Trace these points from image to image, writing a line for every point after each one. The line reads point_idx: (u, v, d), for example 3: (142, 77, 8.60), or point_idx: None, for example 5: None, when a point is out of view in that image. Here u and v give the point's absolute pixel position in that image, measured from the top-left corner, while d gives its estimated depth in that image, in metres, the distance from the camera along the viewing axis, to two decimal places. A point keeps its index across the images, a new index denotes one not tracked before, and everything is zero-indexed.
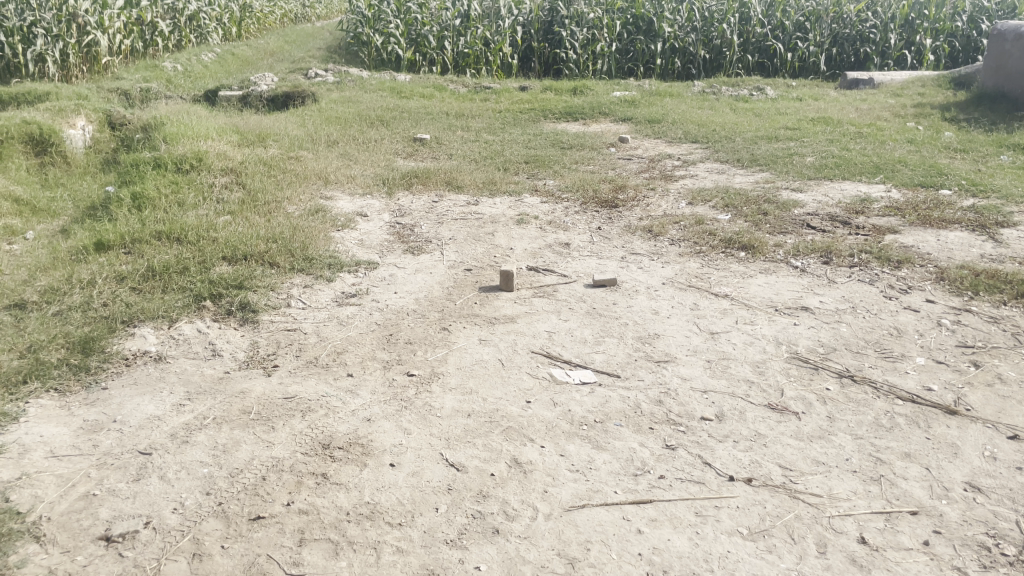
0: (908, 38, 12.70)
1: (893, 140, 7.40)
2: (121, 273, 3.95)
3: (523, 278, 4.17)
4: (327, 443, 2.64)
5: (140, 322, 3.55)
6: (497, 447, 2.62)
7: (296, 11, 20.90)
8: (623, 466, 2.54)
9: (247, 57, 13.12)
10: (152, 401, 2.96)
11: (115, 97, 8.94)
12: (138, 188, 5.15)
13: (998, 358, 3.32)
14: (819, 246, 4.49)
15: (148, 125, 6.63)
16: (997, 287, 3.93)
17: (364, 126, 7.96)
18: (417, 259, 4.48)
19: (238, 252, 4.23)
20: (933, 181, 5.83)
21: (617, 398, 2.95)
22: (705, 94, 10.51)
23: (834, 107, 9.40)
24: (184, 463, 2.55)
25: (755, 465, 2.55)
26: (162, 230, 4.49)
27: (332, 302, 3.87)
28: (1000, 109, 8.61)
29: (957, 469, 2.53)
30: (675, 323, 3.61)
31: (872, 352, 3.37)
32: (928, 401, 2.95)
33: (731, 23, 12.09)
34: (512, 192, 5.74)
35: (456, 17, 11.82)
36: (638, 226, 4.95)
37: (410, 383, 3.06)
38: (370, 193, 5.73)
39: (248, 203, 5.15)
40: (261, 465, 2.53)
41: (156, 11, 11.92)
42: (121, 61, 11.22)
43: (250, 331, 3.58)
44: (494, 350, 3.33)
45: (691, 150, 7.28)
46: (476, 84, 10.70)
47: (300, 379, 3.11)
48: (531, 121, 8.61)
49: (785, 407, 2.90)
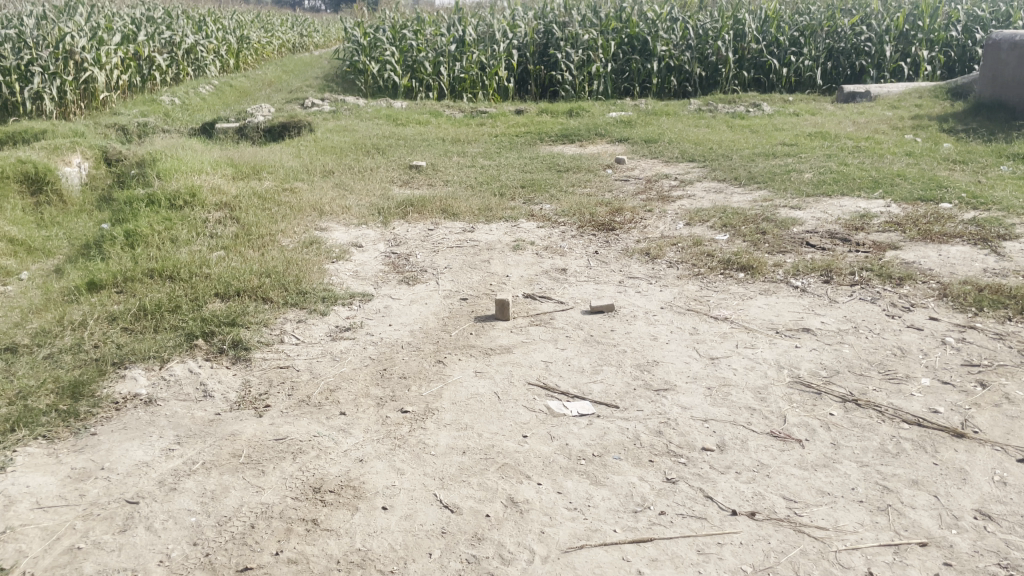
0: (904, 50, 12.71)
1: (892, 153, 7.36)
2: (114, 313, 3.90)
3: (519, 305, 4.11)
4: (318, 487, 2.57)
5: (131, 363, 3.50)
6: (492, 485, 2.55)
7: (294, 41, 21.15)
8: (622, 502, 2.46)
9: (245, 89, 13.17)
10: (141, 446, 2.90)
11: (113, 133, 8.95)
12: (131, 225, 5.11)
13: (1006, 376, 3.24)
14: (818, 264, 4.43)
15: (144, 161, 6.62)
16: (1002, 302, 3.86)
17: (359, 155, 7.93)
18: (413, 289, 4.43)
19: (231, 288, 4.18)
20: (933, 194, 5.77)
21: (616, 430, 2.88)
22: (701, 111, 10.51)
23: (831, 122, 9.37)
24: (172, 512, 2.49)
25: (758, 498, 2.48)
26: (154, 268, 4.44)
27: (325, 337, 3.82)
28: (998, 118, 8.57)
29: (967, 496, 2.45)
30: (674, 349, 3.54)
31: (876, 374, 3.30)
32: (934, 424, 2.88)
33: (726, 40, 12.09)
34: (509, 217, 5.70)
35: (452, 43, 11.83)
36: (635, 249, 4.90)
37: (404, 421, 2.99)
38: (366, 223, 5.69)
39: (242, 237, 5.11)
40: (250, 512, 2.46)
41: (152, 46, 11.99)
42: (119, 95, 11.25)
43: (242, 369, 3.52)
44: (489, 383, 3.26)
45: (688, 169, 7.25)
46: (473, 109, 10.72)
47: (292, 419, 3.05)
48: (528, 144, 8.60)
49: (787, 434, 2.83)
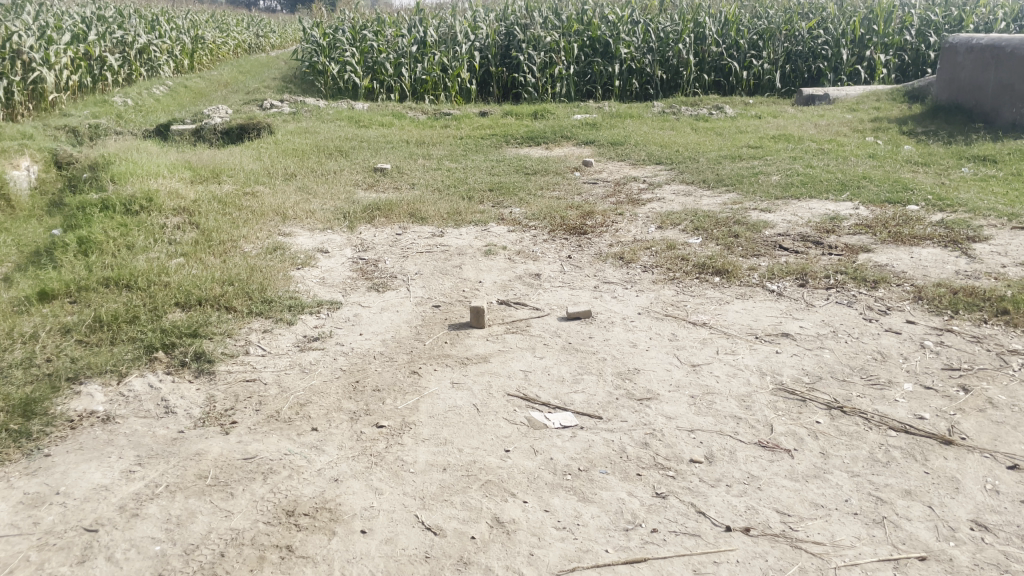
0: (859, 54, 12.86)
1: (855, 156, 7.42)
2: (67, 325, 3.70)
3: (494, 312, 4.00)
4: (291, 510, 2.43)
5: (86, 379, 3.32)
6: (476, 505, 2.44)
7: (250, 41, 20.75)
8: (612, 520, 2.37)
9: (201, 90, 12.84)
10: (99, 468, 2.73)
11: (63, 135, 8.64)
12: (84, 231, 4.89)
13: (987, 380, 3.22)
14: (793, 268, 4.40)
15: (96, 164, 6.36)
16: (977, 305, 3.86)
17: (321, 158, 7.75)
18: (383, 296, 4.29)
19: (192, 298, 4.01)
20: (900, 196, 5.79)
21: (601, 443, 2.79)
22: (665, 114, 10.50)
23: (794, 124, 9.44)
24: (134, 541, 2.33)
25: (752, 512, 2.41)
26: (110, 277, 4.24)
27: (293, 347, 3.67)
28: (956, 121, 8.68)
29: (961, 506, 2.41)
30: (654, 357, 3.46)
31: (859, 379, 3.26)
32: (921, 431, 2.84)
33: (687, 43, 12.15)
34: (478, 221, 5.58)
35: (413, 44, 11.69)
36: (608, 253, 4.82)
37: (380, 436, 2.86)
38: (331, 228, 5.53)
39: (202, 243, 4.91)
40: (219, 539, 2.32)
41: (103, 45, 11.64)
42: (69, 96, 10.88)
43: (206, 383, 3.35)
44: (467, 395, 3.14)
45: (656, 172, 7.21)
46: (435, 111, 10.58)
47: (261, 436, 2.90)
48: (493, 146, 8.50)
49: (776, 444, 2.77)
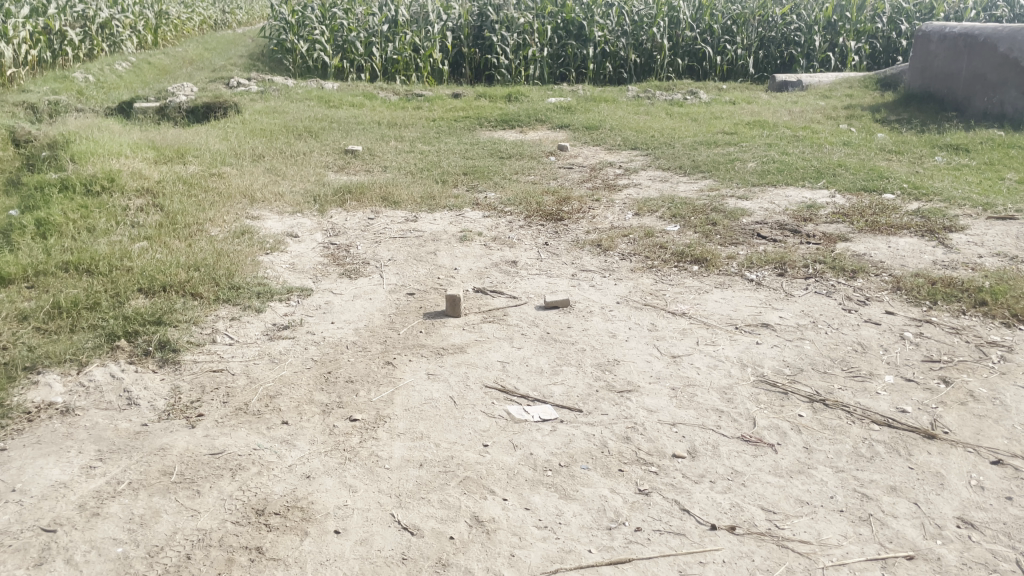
0: (832, 40, 12.84)
1: (830, 143, 7.41)
2: (25, 311, 3.56)
3: (470, 301, 3.91)
4: (261, 509, 2.33)
5: (44, 368, 3.18)
6: (454, 502, 2.36)
7: (217, 17, 20.26)
8: (595, 518, 2.31)
9: (166, 67, 12.52)
10: (57, 464, 2.60)
11: (22, 112, 8.37)
12: (43, 213, 4.71)
13: (967, 373, 3.20)
14: (772, 257, 4.36)
15: (55, 142, 6.15)
16: (955, 295, 3.84)
17: (290, 138, 7.56)
18: (355, 283, 4.18)
19: (156, 283, 3.86)
20: (875, 184, 5.78)
21: (582, 437, 2.72)
22: (639, 98, 10.43)
23: (768, 110, 9.42)
24: (95, 542, 2.21)
25: (736, 509, 2.36)
26: (69, 261, 4.08)
27: (263, 336, 3.55)
28: (928, 109, 8.72)
29: (947, 503, 2.39)
30: (634, 347, 3.40)
31: (840, 372, 3.22)
32: (904, 425, 2.81)
33: (661, 27, 12.07)
34: (452, 206, 5.47)
35: (384, 23, 11.50)
36: (586, 240, 4.74)
37: (354, 430, 2.76)
38: (300, 211, 5.38)
39: (166, 227, 4.75)
40: (184, 540, 2.21)
41: (64, 20, 11.31)
42: (28, 72, 10.57)
43: (171, 373, 3.23)
44: (444, 387, 3.06)
45: (631, 157, 7.14)
46: (407, 92, 10.39)
47: (229, 430, 2.79)
48: (466, 129, 8.37)
49: (759, 439, 2.72)
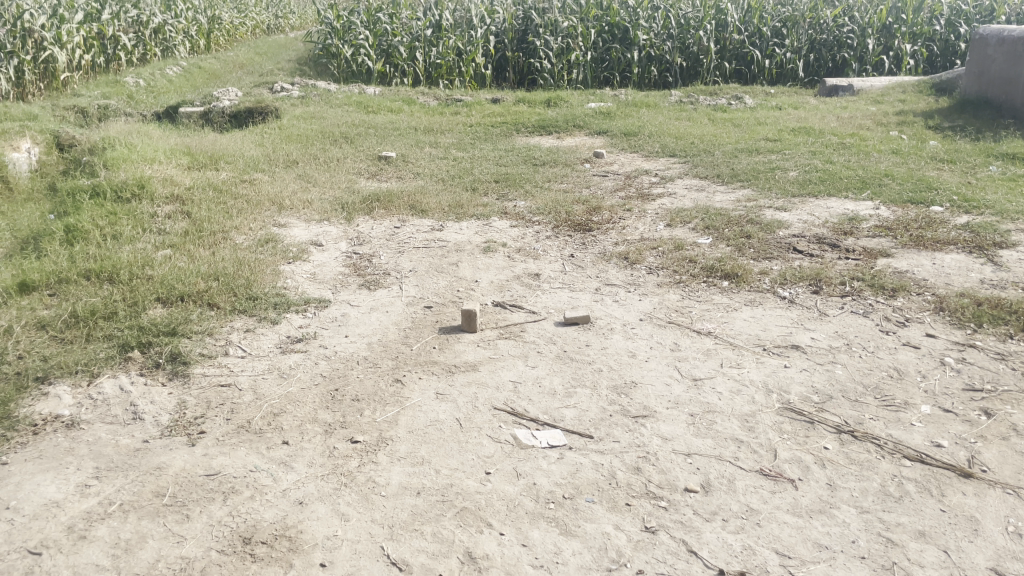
0: (886, 43, 12.42)
1: (877, 151, 7.13)
2: (44, 319, 3.55)
3: (487, 315, 3.80)
4: (248, 538, 2.26)
5: (56, 379, 3.16)
6: (448, 536, 2.26)
7: (269, 21, 20.58)
8: (595, 558, 2.19)
9: (215, 70, 12.70)
10: (54, 481, 2.56)
11: (71, 116, 8.55)
12: (73, 219, 4.73)
13: (1011, 404, 2.98)
14: (807, 273, 4.16)
15: (95, 147, 6.22)
16: (1002, 318, 3.60)
17: (326, 144, 7.56)
18: (373, 295, 4.10)
19: (174, 292, 3.83)
20: (923, 197, 5.51)
21: (590, 466, 2.59)
22: (682, 103, 10.21)
23: (815, 116, 9.14)
24: (77, 568, 2.17)
25: (747, 552, 2.21)
26: (91, 269, 4.07)
27: (275, 349, 3.48)
28: (985, 116, 8.34)
29: (980, 552, 2.21)
30: (654, 369, 3.25)
31: (872, 400, 3.02)
32: (938, 461, 2.62)
33: (709, 30, 11.78)
34: (480, 215, 5.37)
35: (428, 28, 11.46)
36: (613, 253, 4.60)
37: (353, 453, 2.68)
38: (327, 219, 5.34)
39: (192, 235, 4.74)
40: (167, 569, 2.16)
41: (117, 25, 11.53)
42: (82, 76, 10.80)
43: (179, 387, 3.18)
44: (451, 408, 2.95)
45: (669, 165, 6.96)
46: (447, 97, 10.33)
47: (228, 449, 2.72)
48: (503, 135, 8.27)
49: (779, 473, 2.56)
